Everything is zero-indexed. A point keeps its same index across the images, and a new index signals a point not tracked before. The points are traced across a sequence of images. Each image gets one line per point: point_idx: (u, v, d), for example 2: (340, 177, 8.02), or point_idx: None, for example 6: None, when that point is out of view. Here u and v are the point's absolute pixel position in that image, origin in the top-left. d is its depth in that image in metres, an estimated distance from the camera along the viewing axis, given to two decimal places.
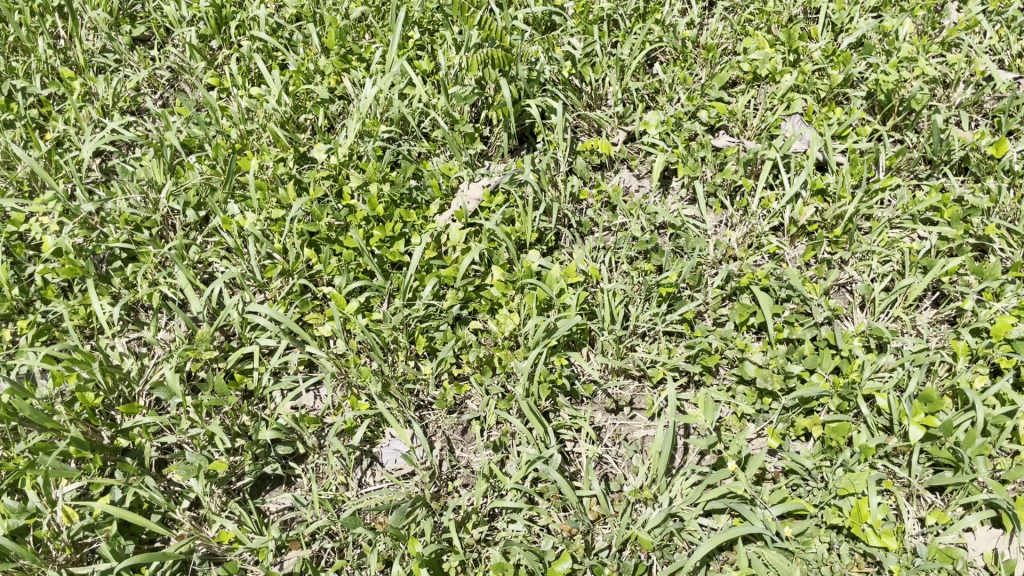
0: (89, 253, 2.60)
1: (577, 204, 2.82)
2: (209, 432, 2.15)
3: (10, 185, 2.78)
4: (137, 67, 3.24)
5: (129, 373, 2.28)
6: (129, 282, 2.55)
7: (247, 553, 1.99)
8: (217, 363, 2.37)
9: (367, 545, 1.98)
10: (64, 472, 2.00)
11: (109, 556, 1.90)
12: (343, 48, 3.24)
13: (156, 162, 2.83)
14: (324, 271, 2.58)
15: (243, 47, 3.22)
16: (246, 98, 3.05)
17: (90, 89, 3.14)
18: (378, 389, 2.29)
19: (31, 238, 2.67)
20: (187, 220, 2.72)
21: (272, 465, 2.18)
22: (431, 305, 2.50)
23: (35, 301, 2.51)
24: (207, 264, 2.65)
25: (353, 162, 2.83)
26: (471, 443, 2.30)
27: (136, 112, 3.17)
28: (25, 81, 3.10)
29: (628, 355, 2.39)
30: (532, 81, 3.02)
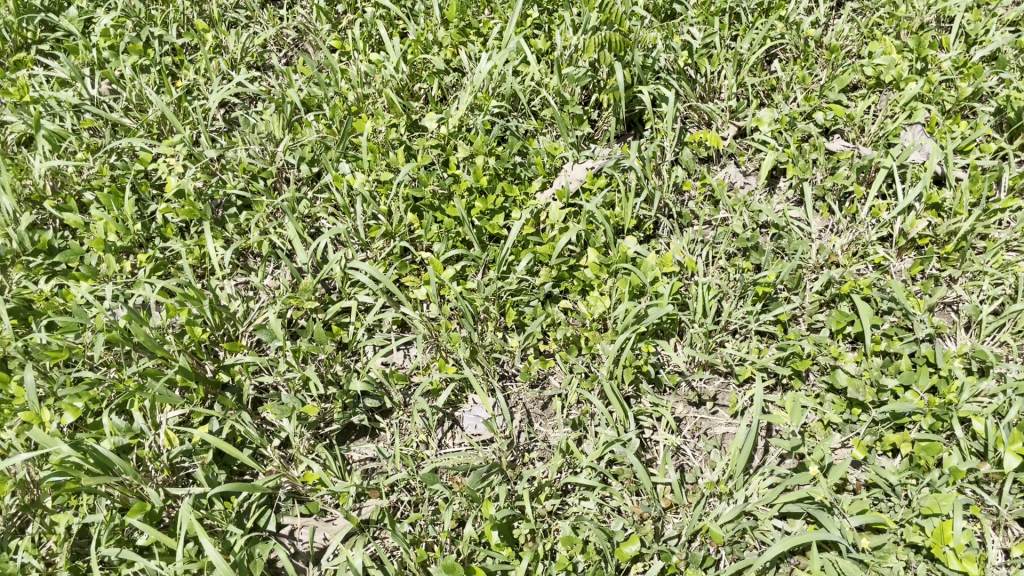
0: (208, 197, 2.75)
1: (680, 195, 2.80)
2: (305, 376, 2.26)
3: (141, 126, 2.94)
4: (265, 25, 3.36)
5: (235, 314, 2.40)
6: (242, 229, 2.68)
7: (329, 496, 2.08)
8: (318, 314, 2.48)
9: (442, 502, 2.04)
10: (169, 399, 2.10)
11: (203, 482, 2.00)
12: (462, 22, 3.29)
13: (276, 117, 2.92)
14: (424, 236, 2.65)
15: (366, 13, 3.30)
16: (364, 63, 3.14)
17: (220, 42, 3.27)
18: (466, 354, 2.35)
19: (156, 177, 2.82)
20: (300, 174, 2.83)
21: (358, 416, 2.26)
22: (523, 279, 2.52)
23: (154, 238, 2.66)
24: (315, 219, 2.76)
25: (462, 134, 2.88)
26: (550, 418, 2.33)
27: (260, 68, 3.30)
28: (162, 30, 3.26)
29: (716, 350, 2.36)
30: (645, 67, 3.01)
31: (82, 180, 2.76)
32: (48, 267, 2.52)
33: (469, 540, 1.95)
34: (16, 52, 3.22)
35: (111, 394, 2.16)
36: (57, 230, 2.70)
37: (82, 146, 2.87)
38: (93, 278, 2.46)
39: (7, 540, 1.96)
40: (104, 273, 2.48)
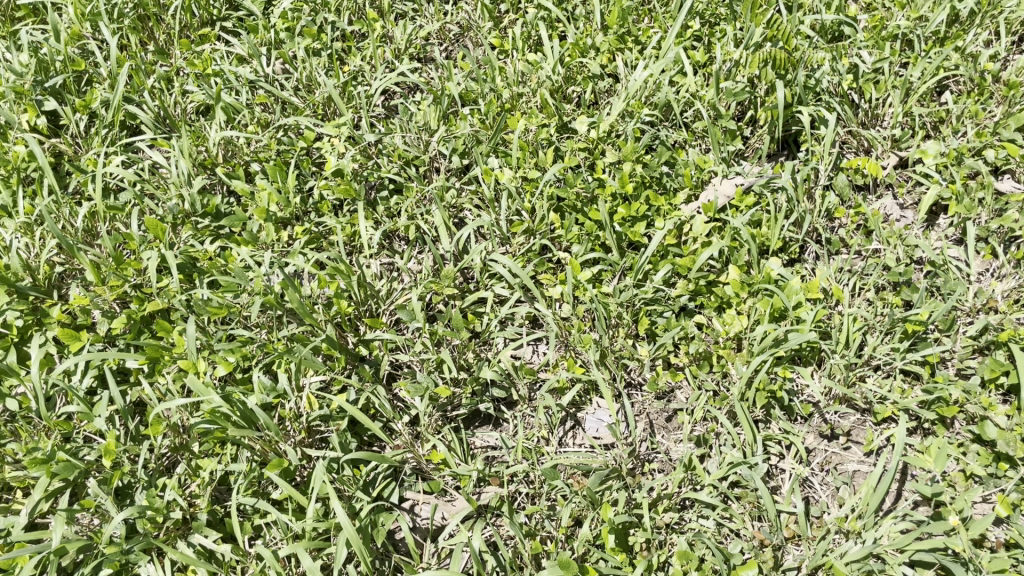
0: (363, 178, 2.87)
1: (829, 222, 2.71)
2: (440, 358, 2.32)
3: (308, 106, 3.10)
4: (430, 18, 3.44)
5: (379, 292, 2.49)
6: (391, 212, 2.80)
7: (450, 477, 2.15)
8: (455, 301, 2.54)
9: (561, 499, 2.07)
10: (314, 364, 2.24)
11: (337, 447, 2.10)
12: (622, 28, 3.29)
13: (434, 108, 3.02)
14: (564, 236, 2.66)
15: (528, 14, 3.35)
16: (522, 62, 3.19)
17: (387, 32, 3.40)
18: (596, 357, 2.34)
19: (318, 155, 2.96)
20: (451, 165, 2.91)
21: (486, 404, 2.32)
22: (660, 289, 2.49)
23: (310, 212, 2.79)
24: (460, 210, 2.83)
25: (611, 140, 2.89)
26: (674, 432, 2.30)
27: (422, 60, 3.40)
28: (335, 16, 3.40)
29: (857, 385, 2.28)
30: (808, 88, 2.95)
31: (250, 151, 2.93)
32: (214, 229, 2.70)
33: (583, 540, 1.97)
34: (202, 27, 3.40)
35: (262, 354, 2.30)
36: (224, 196, 2.88)
37: (253, 120, 3.04)
38: (253, 244, 2.61)
39: (156, 478, 2.09)
40: (263, 240, 2.64)
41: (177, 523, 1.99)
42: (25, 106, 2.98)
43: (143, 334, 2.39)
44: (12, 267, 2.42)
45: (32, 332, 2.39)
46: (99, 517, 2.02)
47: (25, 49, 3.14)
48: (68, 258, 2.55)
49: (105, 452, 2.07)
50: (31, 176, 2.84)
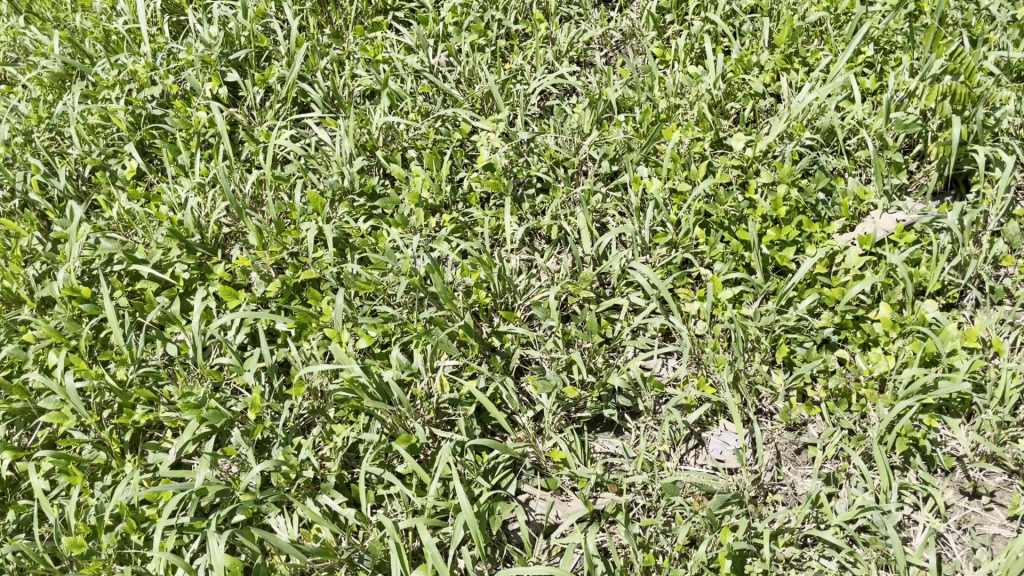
0: (513, 174, 2.91)
1: (995, 270, 2.56)
2: (570, 359, 2.33)
3: (467, 100, 3.18)
4: (594, 23, 3.46)
5: (517, 287, 2.54)
6: (536, 210, 2.82)
7: (568, 477, 2.16)
8: (590, 305, 2.52)
9: (680, 516, 2.05)
10: (449, 348, 2.32)
11: (463, 431, 2.16)
12: (790, 48, 3.20)
13: (589, 112, 3.03)
14: (707, 253, 2.60)
15: (694, 26, 3.31)
16: (683, 74, 3.15)
17: (551, 33, 3.43)
18: (729, 378, 2.28)
19: (472, 149, 3.04)
20: (600, 170, 2.90)
21: (610, 410, 2.30)
22: (802, 318, 2.40)
23: (458, 203, 2.87)
24: (603, 215, 2.82)
25: (767, 160, 2.79)
26: (802, 466, 2.23)
27: (582, 63, 3.41)
28: (502, 14, 3.46)
29: (1008, 445, 2.14)
30: (986, 127, 2.78)
31: (408, 138, 3.04)
32: (368, 209, 2.81)
33: (699, 561, 1.94)
34: (376, 16, 3.54)
35: (401, 332, 2.39)
36: (380, 178, 2.99)
37: (415, 108, 3.15)
38: (403, 227, 2.72)
39: (292, 437, 2.20)
40: (413, 225, 2.73)
41: (307, 482, 2.10)
42: (211, 76, 3.19)
43: (294, 300, 2.52)
44: (185, 223, 2.60)
45: (195, 286, 2.55)
46: (239, 465, 2.14)
47: (215, 22, 3.36)
48: (234, 220, 2.72)
49: (251, 405, 2.18)
50: (209, 141, 3.04)
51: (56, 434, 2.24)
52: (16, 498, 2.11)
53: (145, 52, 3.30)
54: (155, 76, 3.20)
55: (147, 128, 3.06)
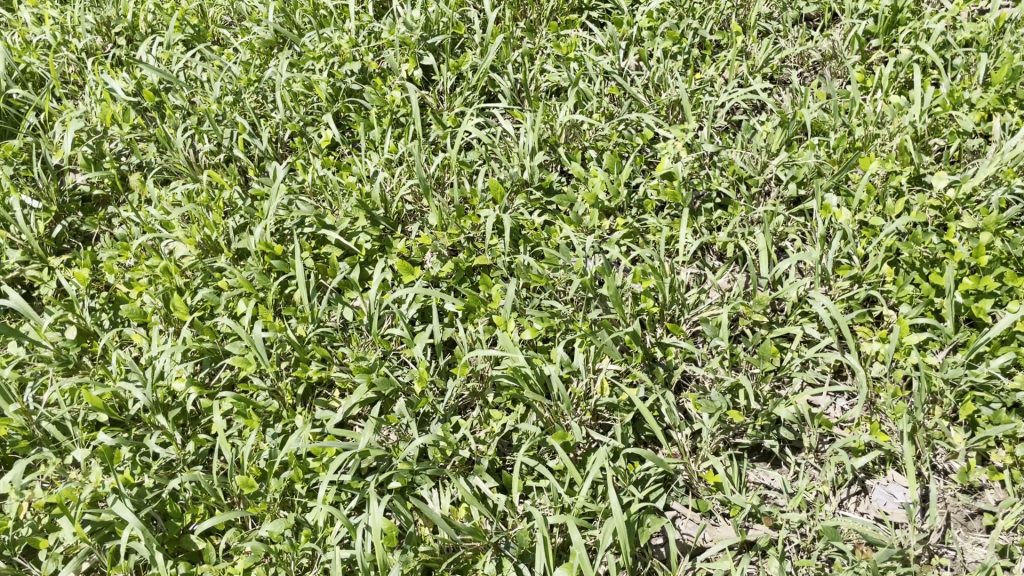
0: (692, 185, 2.83)
1: None
2: (736, 382, 2.23)
3: (653, 106, 3.13)
4: (793, 41, 3.35)
5: (687, 300, 2.45)
6: (712, 225, 2.74)
7: (720, 502, 2.11)
8: (761, 329, 2.40)
9: (837, 562, 1.98)
10: (612, 352, 2.28)
11: (620, 437, 2.14)
12: (1008, 87, 2.98)
13: (780, 131, 2.91)
14: (894, 293, 2.47)
15: (903, 54, 3.14)
16: (885, 103, 2.99)
17: (747, 47, 3.34)
18: (906, 429, 2.15)
19: (653, 155, 2.98)
20: (785, 193, 2.80)
21: (771, 441, 2.20)
22: (994, 376, 2.23)
23: (633, 208, 2.79)
24: (783, 239, 2.71)
25: (970, 205, 2.62)
26: (973, 533, 2.09)
27: (775, 81, 3.31)
28: (699, 24, 3.40)
29: None
30: None
31: (591, 138, 3.03)
32: (543, 203, 2.84)
33: None
34: (571, 13, 3.55)
35: (567, 329, 2.38)
36: (558, 174, 3.00)
37: (600, 109, 3.12)
38: (576, 225, 2.70)
39: (451, 415, 2.26)
40: (586, 225, 2.70)
41: (461, 461, 2.15)
42: (408, 58, 3.31)
43: (465, 283, 2.58)
44: (373, 196, 2.73)
45: (376, 257, 2.67)
46: (400, 434, 2.22)
47: (417, 6, 3.48)
48: (417, 200, 2.83)
49: (418, 378, 2.27)
50: (399, 120, 3.16)
51: (236, 377, 2.39)
52: (196, 431, 2.27)
53: (349, 29, 3.46)
54: (357, 52, 3.36)
55: (344, 101, 3.21)
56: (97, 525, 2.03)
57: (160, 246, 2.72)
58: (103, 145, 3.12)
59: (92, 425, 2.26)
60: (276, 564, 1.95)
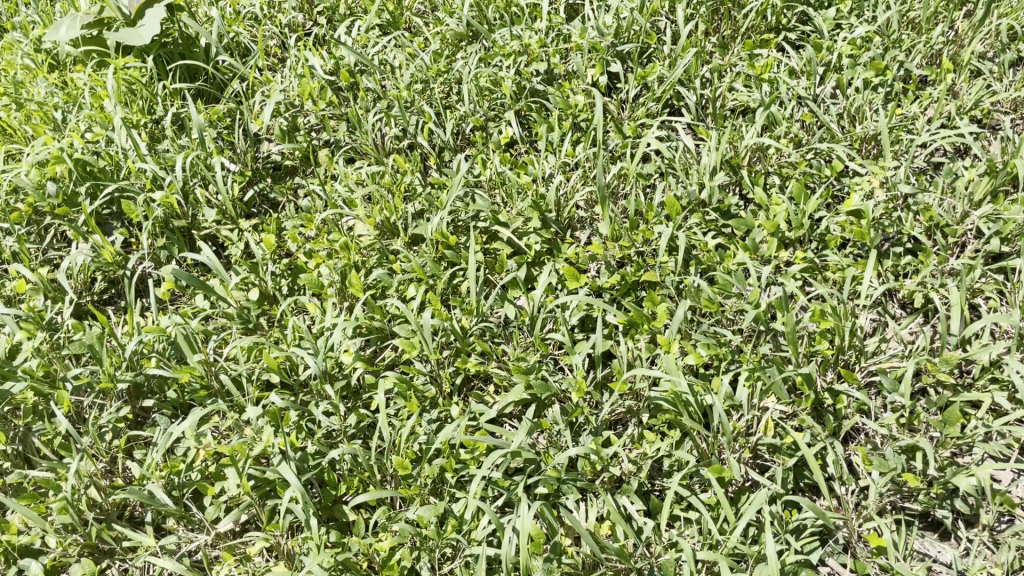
0: (882, 227, 2.67)
1: None
2: (914, 444, 2.11)
3: (846, 138, 2.98)
4: (1010, 85, 3.10)
5: (865, 349, 2.31)
6: (898, 271, 2.59)
7: (880, 568, 1.98)
8: (945, 390, 2.25)
9: None
10: (780, 391, 2.18)
11: (780, 481, 2.06)
12: None
13: (986, 180, 2.68)
14: None
15: None
16: None
17: (956, 86, 3.13)
18: None
19: (842, 189, 2.84)
20: (985, 247, 2.59)
21: (944, 511, 2.07)
22: None
23: (814, 243, 2.66)
24: (977, 296, 2.53)
25: None
26: None
27: (985, 124, 3.07)
28: (906, 57, 3.21)
29: None
30: None
31: (776, 163, 2.91)
32: (719, 226, 2.71)
33: None
34: (767, 33, 3.42)
35: (733, 360, 2.29)
36: (737, 198, 2.89)
37: (789, 135, 2.99)
38: (753, 252, 2.56)
39: (604, 429, 2.22)
40: (763, 253, 2.57)
41: (610, 478, 2.11)
42: (595, 63, 3.30)
43: (630, 296, 2.52)
44: (547, 198, 2.74)
45: (544, 259, 2.67)
46: (551, 441, 2.20)
47: (611, 12, 3.46)
48: (590, 207, 2.81)
49: (576, 388, 2.24)
50: (580, 124, 3.15)
51: (399, 358, 2.46)
52: (357, 405, 2.36)
53: (540, 29, 3.48)
54: (545, 53, 3.38)
55: (527, 100, 3.24)
56: (260, 482, 2.14)
57: (341, 222, 2.84)
58: (297, 119, 3.28)
59: (264, 385, 2.38)
60: (420, 548, 1.98)
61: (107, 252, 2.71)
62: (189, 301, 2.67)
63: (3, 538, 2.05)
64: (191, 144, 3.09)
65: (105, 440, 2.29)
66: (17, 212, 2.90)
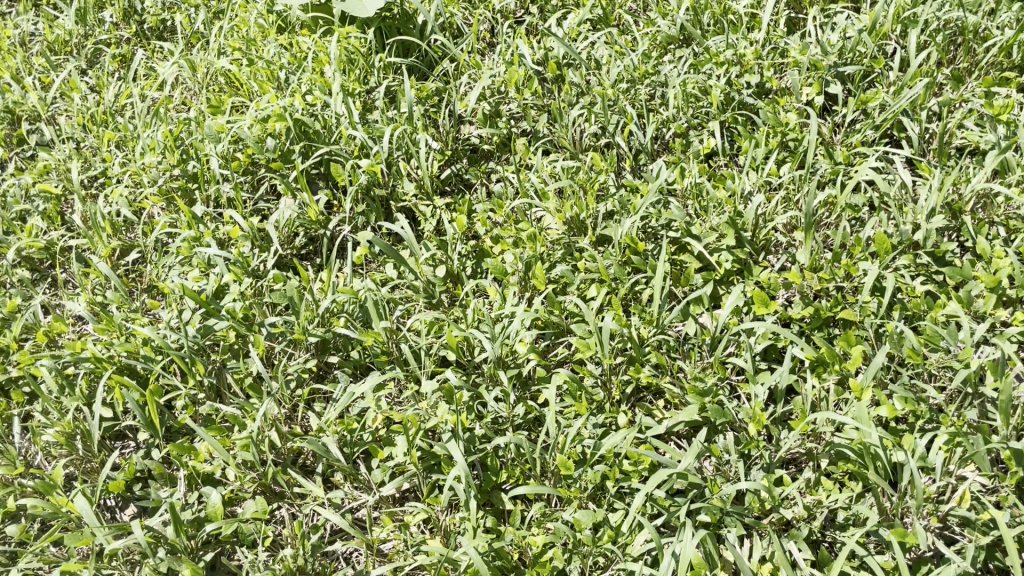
0: None
1: None
2: None
3: None
4: None
5: None
6: None
7: None
8: None
9: None
10: (982, 462, 2.01)
11: (970, 558, 1.88)
12: None
13: None
14: None
15: None
16: None
17: None
18: None
19: None
20: None
21: None
22: None
23: None
24: None
25: None
26: None
27: None
28: None
29: None
30: None
31: (1003, 213, 2.66)
32: (930, 271, 2.51)
33: None
34: (1010, 69, 3.13)
35: (932, 419, 2.12)
36: (954, 244, 2.67)
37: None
38: (967, 305, 2.35)
39: (777, 466, 2.11)
40: (978, 308, 2.36)
41: (779, 520, 2.02)
42: (813, 82, 3.14)
43: (822, 331, 2.38)
44: (746, 216, 2.60)
45: (733, 278, 2.54)
46: (720, 469, 2.11)
47: (836, 31, 3.28)
48: (789, 231, 2.67)
49: (754, 419, 2.14)
50: (788, 144, 3.00)
51: (572, 356, 2.46)
52: (525, 396, 2.37)
53: (757, 40, 3.35)
54: (759, 65, 3.24)
55: (734, 112, 3.13)
56: (426, 454, 2.21)
57: (530, 213, 2.88)
58: (501, 106, 3.33)
59: (440, 360, 2.46)
60: (573, 552, 1.97)
61: (313, 211, 2.88)
62: (379, 267, 2.80)
63: (191, 463, 2.21)
64: (399, 118, 3.21)
65: (290, 387, 2.43)
66: (237, 161, 3.11)
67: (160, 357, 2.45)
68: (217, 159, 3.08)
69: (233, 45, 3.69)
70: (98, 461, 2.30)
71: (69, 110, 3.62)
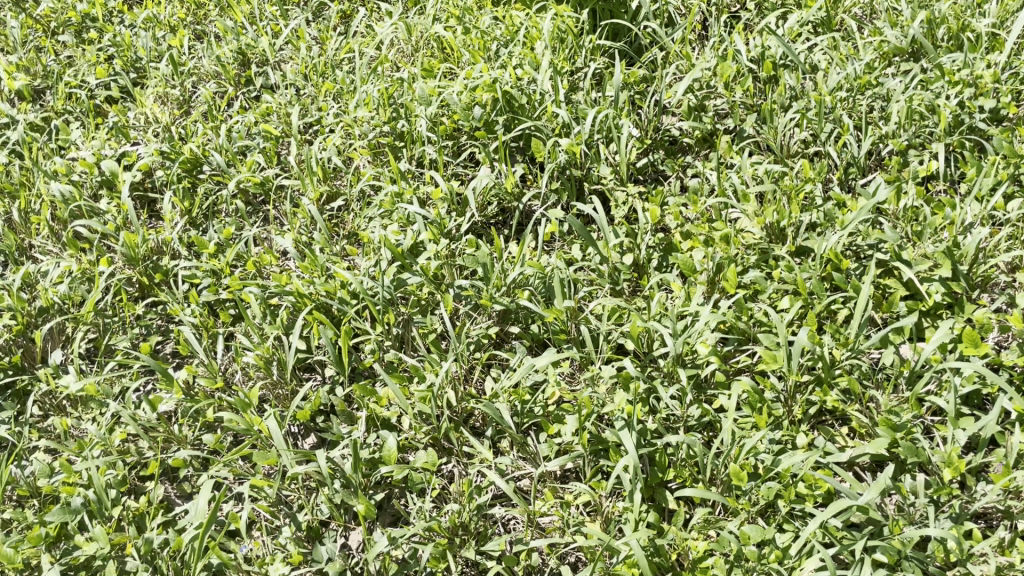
0: None
1: None
2: None
3: None
4: None
5: None
6: None
7: None
8: None
9: None
10: None
11: None
12: None
13: None
14: None
15: None
16: None
17: None
18: None
19: None
20: None
21: None
22: None
23: None
24: None
25: None
26: None
27: None
28: None
29: None
30: None
31: None
32: None
33: None
34: None
35: None
36: None
37: None
38: None
39: (968, 518, 1.97)
40: None
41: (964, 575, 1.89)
42: None
43: None
44: (964, 248, 2.43)
45: (941, 312, 2.39)
46: (904, 510, 1.99)
47: None
48: (1011, 272, 2.48)
49: (949, 464, 2.01)
50: (1020, 177, 2.76)
51: (754, 366, 2.38)
52: (702, 398, 2.32)
53: (997, 62, 3.08)
54: (998, 89, 2.99)
55: (962, 136, 2.92)
56: (595, 439, 2.22)
57: (726, 213, 2.80)
58: (708, 101, 3.25)
59: (618, 347, 2.46)
60: (736, 565, 1.93)
61: (510, 183, 2.94)
62: (567, 247, 2.82)
63: (372, 406, 2.32)
64: (604, 102, 3.20)
65: (470, 350, 2.51)
66: (443, 125, 3.22)
67: (354, 302, 2.59)
68: (425, 121, 3.19)
69: (450, 12, 3.78)
70: (289, 388, 2.46)
71: (294, 58, 3.83)
